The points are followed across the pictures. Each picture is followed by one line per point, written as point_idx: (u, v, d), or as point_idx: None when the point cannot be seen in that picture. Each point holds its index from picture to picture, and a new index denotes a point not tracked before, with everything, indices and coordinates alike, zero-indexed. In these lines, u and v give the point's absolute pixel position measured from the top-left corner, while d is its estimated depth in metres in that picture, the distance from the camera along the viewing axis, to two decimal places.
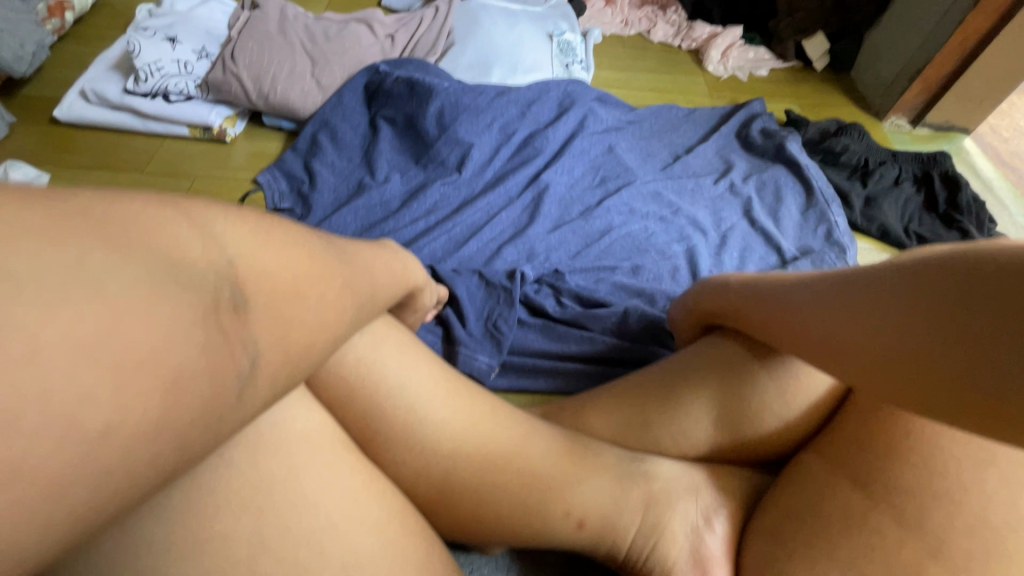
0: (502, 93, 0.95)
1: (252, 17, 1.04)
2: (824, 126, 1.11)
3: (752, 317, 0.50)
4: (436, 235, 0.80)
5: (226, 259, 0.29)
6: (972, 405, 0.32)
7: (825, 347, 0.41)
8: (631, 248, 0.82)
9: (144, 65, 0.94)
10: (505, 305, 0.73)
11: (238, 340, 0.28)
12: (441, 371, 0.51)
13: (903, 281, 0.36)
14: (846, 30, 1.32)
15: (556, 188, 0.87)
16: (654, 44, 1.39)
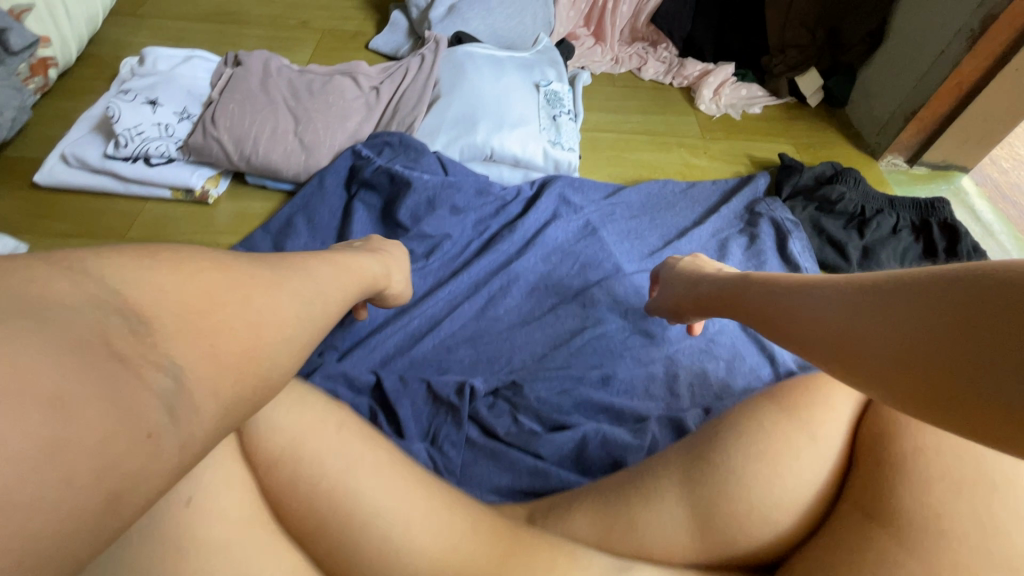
0: (482, 189, 0.97)
1: (234, 75, 1.02)
2: (819, 171, 1.08)
3: (771, 317, 0.52)
4: (391, 331, 0.83)
5: (107, 288, 0.32)
6: (970, 409, 0.32)
7: (835, 351, 0.42)
8: (598, 353, 0.84)
9: (124, 130, 0.93)
10: (452, 424, 0.73)
11: (146, 363, 0.31)
12: (416, 485, 0.48)
13: (916, 293, 0.37)
14: (840, 67, 1.30)
15: (523, 283, 0.91)
16: (645, 82, 1.37)
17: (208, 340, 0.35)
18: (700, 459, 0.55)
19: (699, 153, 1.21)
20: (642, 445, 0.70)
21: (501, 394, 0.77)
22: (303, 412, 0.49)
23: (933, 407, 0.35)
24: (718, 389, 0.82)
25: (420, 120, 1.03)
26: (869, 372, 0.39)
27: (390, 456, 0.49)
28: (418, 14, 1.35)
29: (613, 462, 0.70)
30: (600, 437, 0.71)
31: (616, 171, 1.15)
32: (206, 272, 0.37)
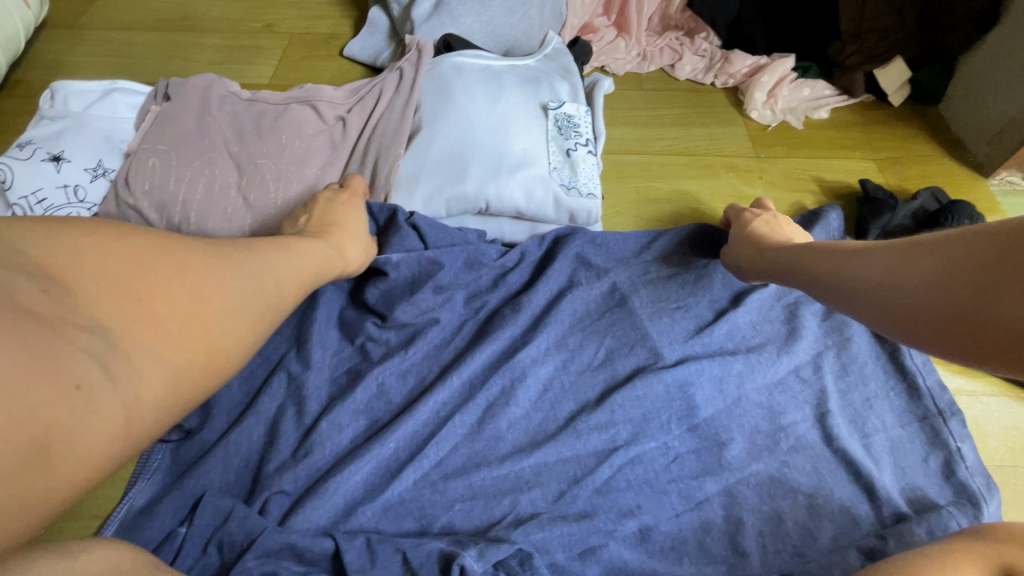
0: (472, 253, 0.75)
1: (163, 113, 0.82)
2: (919, 206, 0.84)
3: (824, 271, 0.59)
4: (355, 465, 0.59)
5: (48, 276, 0.42)
6: (988, 341, 0.42)
7: (843, 296, 0.56)
8: (642, 485, 0.62)
9: (20, 200, 0.73)
10: None
11: (82, 330, 0.41)
12: None
13: (937, 245, 0.48)
14: (934, 54, 1.02)
15: (535, 381, 0.67)
16: (680, 84, 1.11)
17: (159, 323, 0.46)
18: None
19: (753, 178, 0.96)
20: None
21: (506, 568, 0.53)
22: None
23: (939, 334, 0.46)
24: (802, 549, 0.59)
25: (397, 162, 0.80)
26: (892, 310, 0.50)
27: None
28: (400, 11, 1.10)
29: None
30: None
31: (648, 209, 0.91)
32: (161, 261, 0.48)
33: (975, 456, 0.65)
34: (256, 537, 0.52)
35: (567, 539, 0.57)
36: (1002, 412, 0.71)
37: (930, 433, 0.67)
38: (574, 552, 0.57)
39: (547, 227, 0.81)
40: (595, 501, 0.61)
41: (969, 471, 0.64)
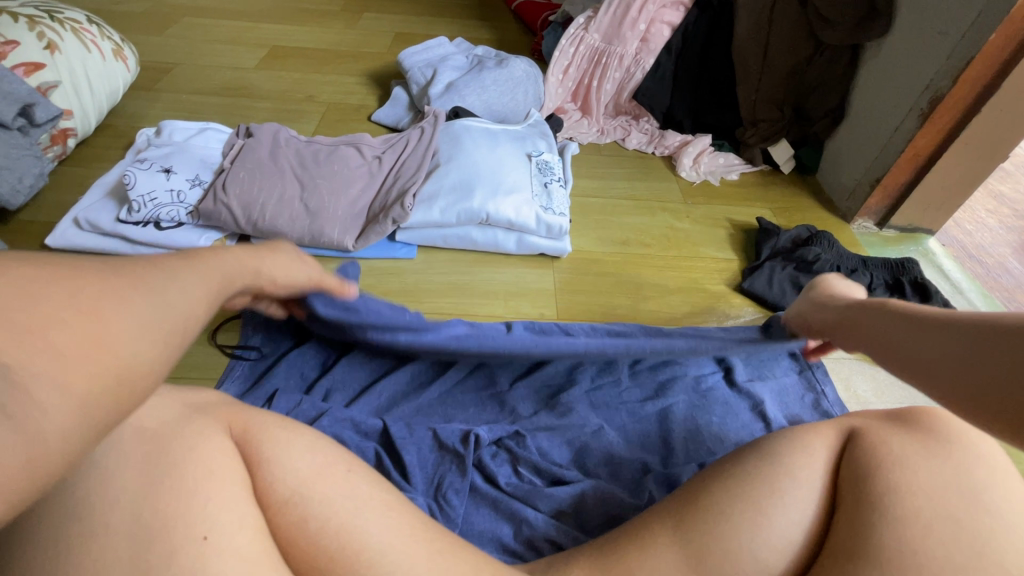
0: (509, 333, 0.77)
1: (246, 145, 1.10)
2: (796, 234, 1.17)
3: (886, 340, 0.53)
4: (393, 380, 0.84)
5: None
6: None
7: (906, 366, 0.50)
8: (604, 403, 0.87)
9: (138, 197, 0.99)
10: (456, 472, 0.74)
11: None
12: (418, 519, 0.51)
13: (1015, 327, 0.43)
14: (807, 139, 1.42)
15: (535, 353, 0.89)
16: (629, 151, 1.48)
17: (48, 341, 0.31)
18: (687, 516, 0.58)
19: (682, 217, 1.28)
20: (638, 504, 0.72)
21: (503, 444, 0.78)
22: (314, 455, 0.51)
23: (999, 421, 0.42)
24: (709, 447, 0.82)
25: (421, 185, 1.09)
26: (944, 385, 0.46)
27: (397, 499, 0.52)
28: (418, 90, 1.46)
29: (611, 517, 0.70)
30: (598, 493, 0.72)
31: (605, 233, 1.20)
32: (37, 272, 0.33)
33: (834, 394, 0.91)
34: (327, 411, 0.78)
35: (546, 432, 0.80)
36: (857, 371, 0.98)
37: (809, 381, 0.93)
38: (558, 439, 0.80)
39: (531, 236, 1.09)
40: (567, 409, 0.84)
41: (830, 402, 0.91)
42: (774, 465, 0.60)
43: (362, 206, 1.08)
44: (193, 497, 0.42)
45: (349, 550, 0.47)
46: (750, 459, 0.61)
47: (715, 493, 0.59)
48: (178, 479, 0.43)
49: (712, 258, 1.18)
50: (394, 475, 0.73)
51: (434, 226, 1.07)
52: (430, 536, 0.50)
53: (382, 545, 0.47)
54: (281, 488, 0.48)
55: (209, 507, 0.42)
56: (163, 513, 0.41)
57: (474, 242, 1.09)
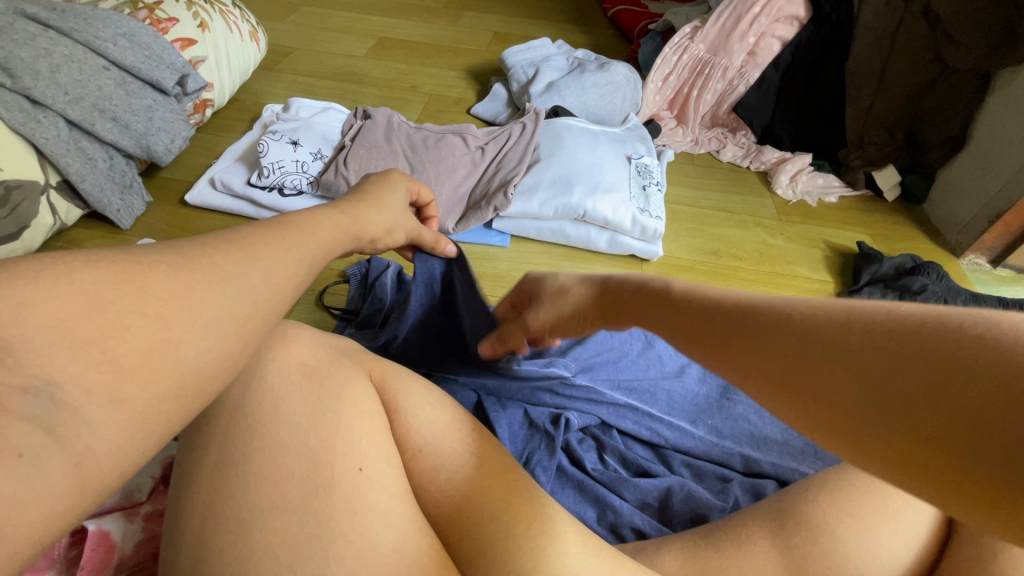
0: (613, 407, 0.83)
1: (364, 125, 1.17)
2: (899, 263, 1.12)
3: (758, 363, 0.35)
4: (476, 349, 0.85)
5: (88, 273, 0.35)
6: (971, 486, 0.25)
7: (787, 382, 0.33)
8: (694, 409, 0.86)
9: (269, 164, 1.08)
10: (546, 450, 0.76)
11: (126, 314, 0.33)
12: (528, 487, 0.54)
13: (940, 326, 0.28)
14: (918, 166, 1.35)
15: (631, 364, 0.90)
16: (722, 164, 1.46)
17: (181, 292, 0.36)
18: (792, 523, 0.59)
19: (776, 233, 1.26)
20: (724, 506, 0.71)
21: (589, 431, 0.81)
22: (442, 412, 0.57)
23: (913, 464, 0.27)
24: (798, 466, 0.79)
25: (521, 177, 1.13)
26: (844, 416, 0.30)
27: (513, 466, 0.56)
28: (519, 87, 1.50)
29: (695, 515, 0.70)
30: (683, 491, 0.72)
31: (694, 242, 1.20)
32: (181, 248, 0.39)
33: None
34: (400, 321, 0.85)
35: (633, 424, 0.81)
36: None
37: None
38: (645, 433, 0.81)
39: (624, 237, 1.10)
40: (653, 404, 0.86)
41: None
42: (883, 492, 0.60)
43: (464, 193, 1.14)
44: (350, 432, 0.48)
45: (473, 502, 0.51)
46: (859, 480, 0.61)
47: (823, 504, 0.59)
48: (337, 416, 0.48)
49: (805, 277, 1.15)
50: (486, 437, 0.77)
51: (530, 218, 1.11)
52: (542, 502, 0.53)
53: (504, 504, 0.51)
54: (415, 441, 0.54)
55: (362, 443, 0.47)
56: (322, 443, 0.46)
57: (566, 237, 1.11)
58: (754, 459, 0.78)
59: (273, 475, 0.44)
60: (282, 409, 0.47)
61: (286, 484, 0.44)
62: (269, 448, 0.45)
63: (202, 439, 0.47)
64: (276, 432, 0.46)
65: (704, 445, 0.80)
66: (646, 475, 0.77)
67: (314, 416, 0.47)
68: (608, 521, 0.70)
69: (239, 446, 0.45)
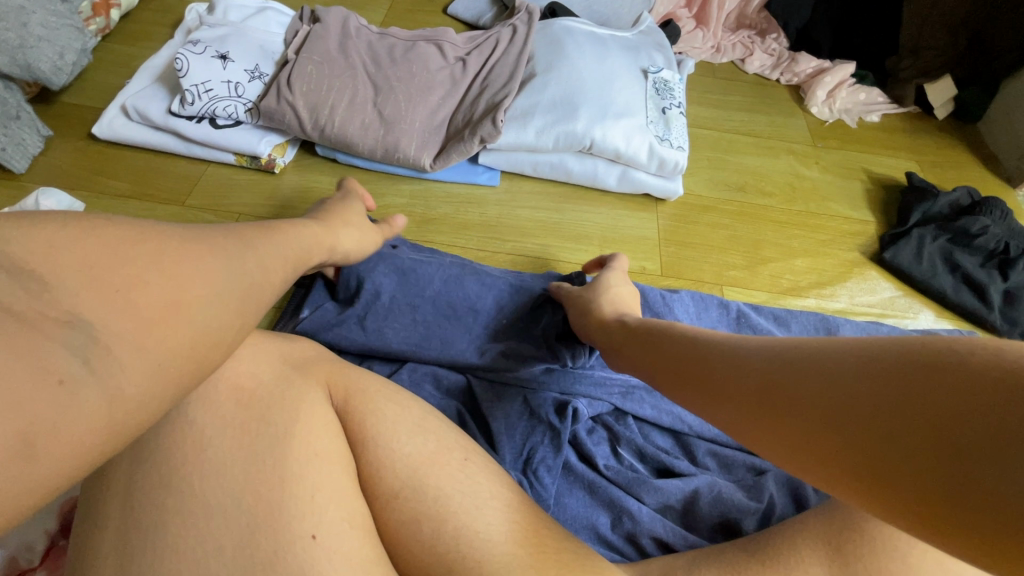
0: (628, 390, 0.70)
1: (312, 32, 0.93)
2: (956, 198, 0.96)
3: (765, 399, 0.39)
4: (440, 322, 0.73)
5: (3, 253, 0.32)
6: (949, 515, 0.29)
7: (758, 405, 0.39)
8: None
9: (192, 86, 0.85)
10: (550, 447, 0.64)
11: (58, 320, 0.32)
12: (536, 537, 0.42)
13: (859, 361, 0.35)
14: (979, 77, 1.15)
15: None
16: (748, 76, 1.23)
17: (118, 295, 0.34)
18: (858, 538, 0.50)
19: (810, 162, 1.07)
20: (758, 508, 0.61)
21: (601, 420, 0.69)
22: (423, 444, 0.44)
23: (932, 522, 0.30)
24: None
25: (512, 98, 0.91)
26: (869, 481, 0.32)
27: (519, 503, 0.44)
28: None
29: (725, 521, 0.61)
30: (712, 492, 0.62)
31: (717, 175, 1.02)
32: (108, 236, 0.36)
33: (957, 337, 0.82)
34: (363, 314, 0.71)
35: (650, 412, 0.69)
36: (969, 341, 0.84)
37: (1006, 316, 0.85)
38: (665, 419, 0.69)
39: (638, 172, 0.91)
40: None
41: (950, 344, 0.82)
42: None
43: (443, 118, 0.92)
44: (300, 485, 0.37)
45: (469, 565, 0.40)
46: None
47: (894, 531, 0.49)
48: (282, 467, 0.38)
49: (843, 216, 0.99)
50: (479, 439, 0.65)
51: (524, 149, 0.91)
52: (561, 554, 0.42)
53: (511, 565, 0.40)
54: (390, 483, 0.42)
55: (314, 500, 0.37)
56: (265, 504, 0.36)
57: (569, 173, 0.92)
58: None
59: (195, 555, 0.34)
60: (207, 454, 0.37)
61: (215, 571, 0.34)
62: (192, 516, 0.35)
63: (116, 487, 0.37)
64: (202, 492, 0.36)
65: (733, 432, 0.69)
66: (667, 473, 0.66)
67: (253, 469, 0.37)
68: (623, 532, 0.60)
69: (156, 506, 0.36)
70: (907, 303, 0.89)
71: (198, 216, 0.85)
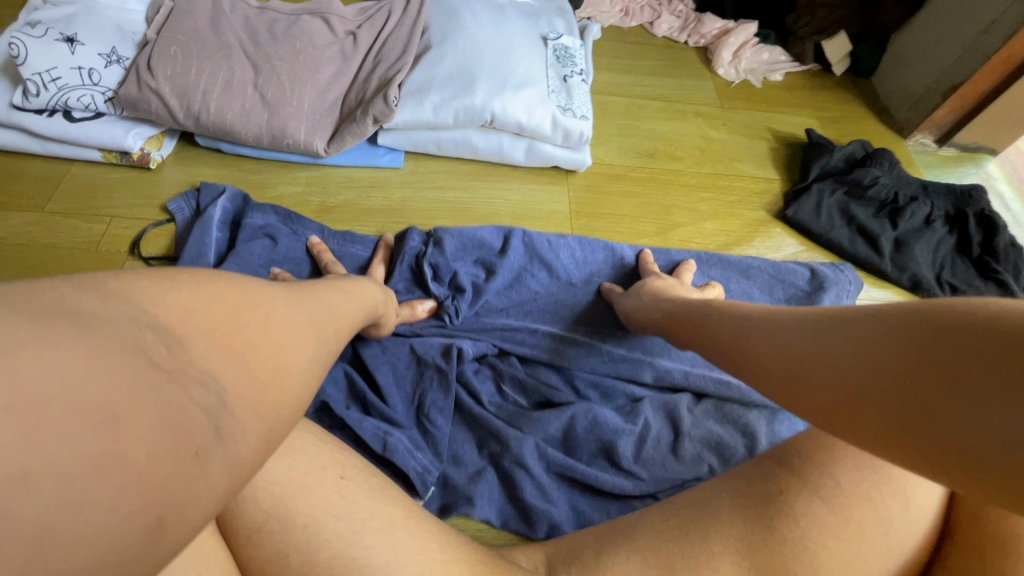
0: (508, 330, 0.74)
1: (176, 8, 0.84)
2: (850, 152, 1.00)
3: (800, 365, 0.41)
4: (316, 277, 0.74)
5: (137, 307, 0.29)
6: (960, 457, 0.29)
7: (820, 385, 0.39)
8: (603, 322, 0.77)
9: (35, 76, 0.75)
10: (437, 388, 0.69)
11: (193, 379, 0.29)
12: (427, 541, 0.41)
13: (885, 324, 0.36)
14: (871, 32, 1.19)
15: (532, 275, 0.78)
16: (657, 39, 1.22)
17: (236, 356, 0.31)
18: (767, 524, 0.48)
19: (718, 124, 1.09)
20: (630, 429, 0.67)
21: (486, 359, 0.73)
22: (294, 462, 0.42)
23: (957, 470, 0.30)
24: (709, 369, 0.74)
25: (407, 73, 0.86)
26: (896, 434, 0.33)
27: (401, 512, 0.42)
28: None
29: (602, 444, 0.67)
30: (588, 417, 0.68)
31: (627, 142, 1.01)
32: (215, 292, 0.33)
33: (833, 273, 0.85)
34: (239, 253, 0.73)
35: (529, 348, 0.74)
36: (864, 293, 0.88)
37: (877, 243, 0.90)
38: (544, 357, 0.74)
39: (544, 144, 0.89)
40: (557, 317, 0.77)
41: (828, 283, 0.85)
42: (862, 471, 0.50)
43: (335, 98, 0.86)
44: None
45: None
46: (842, 460, 0.50)
47: (805, 519, 0.47)
48: None
49: (750, 176, 1.01)
50: (368, 396, 0.67)
51: (425, 127, 0.86)
52: (447, 558, 0.41)
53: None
54: (253, 511, 0.40)
55: None
56: None
57: (474, 149, 0.89)
58: (664, 374, 0.72)
59: None
60: None
61: None
62: None
63: None
64: None
65: (615, 365, 0.73)
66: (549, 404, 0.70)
67: None
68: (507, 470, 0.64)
69: None
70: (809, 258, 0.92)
71: (62, 222, 0.77)
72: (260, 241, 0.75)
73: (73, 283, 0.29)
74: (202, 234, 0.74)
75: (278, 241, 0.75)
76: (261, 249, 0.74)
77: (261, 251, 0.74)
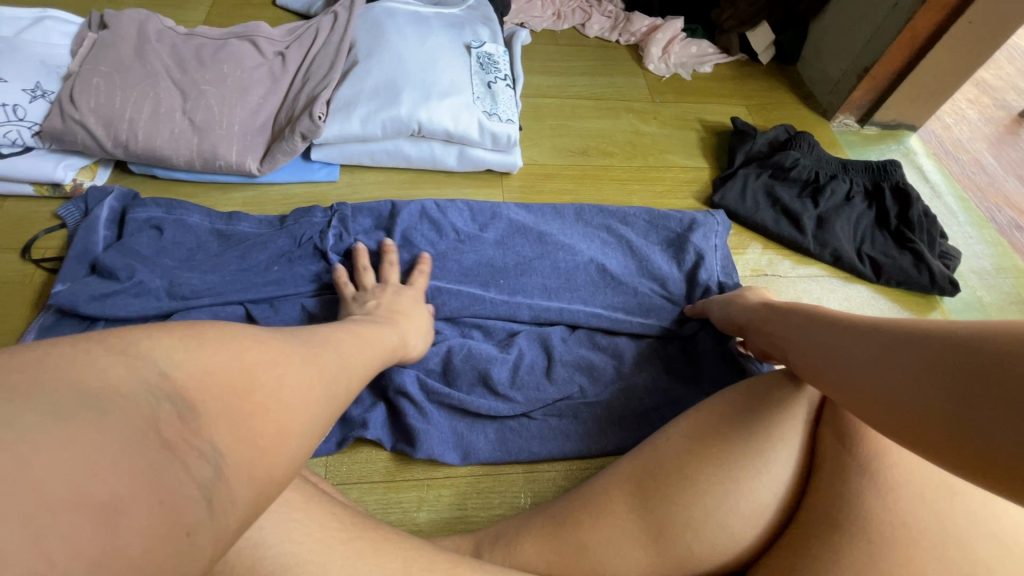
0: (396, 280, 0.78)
1: (99, 41, 0.85)
2: (773, 136, 1.04)
3: (831, 367, 0.47)
4: (204, 258, 0.77)
5: (156, 372, 0.31)
6: (974, 457, 0.35)
7: (851, 388, 0.44)
8: (489, 272, 0.81)
9: None
10: None
11: (192, 451, 0.30)
12: (335, 529, 0.43)
13: (906, 340, 0.42)
14: (791, 21, 1.24)
15: (420, 234, 0.83)
16: (589, 40, 1.26)
17: (240, 415, 0.33)
18: (654, 490, 0.54)
19: (649, 118, 1.12)
20: (506, 357, 0.73)
21: None
22: None
23: (971, 467, 0.35)
24: (588, 305, 0.80)
25: (334, 89, 0.88)
26: (912, 433, 0.39)
27: (305, 501, 0.44)
28: None
29: (478, 372, 0.72)
30: (464, 350, 0.73)
31: (560, 141, 1.04)
32: (218, 351, 0.34)
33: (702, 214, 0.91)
34: (124, 245, 0.74)
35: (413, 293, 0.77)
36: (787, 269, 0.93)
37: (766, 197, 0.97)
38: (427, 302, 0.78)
39: (475, 149, 0.92)
40: (447, 267, 0.81)
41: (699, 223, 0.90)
42: (754, 433, 0.55)
43: (266, 117, 0.88)
44: None
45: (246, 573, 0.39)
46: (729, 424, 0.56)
47: (693, 483, 0.53)
48: None
49: (681, 166, 1.05)
50: None
51: (356, 140, 0.89)
52: (347, 538, 0.43)
53: (283, 560, 0.39)
54: None
55: None
56: None
57: (407, 158, 0.91)
58: (541, 309, 0.78)
59: None
60: None
61: None
62: None
63: None
64: None
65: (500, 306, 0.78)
66: None
67: None
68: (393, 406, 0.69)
69: None
70: (738, 240, 0.96)
71: None
72: (146, 232, 0.77)
73: (95, 343, 0.31)
74: (89, 233, 0.75)
75: (166, 230, 0.77)
76: (147, 240, 0.76)
77: (150, 244, 0.76)
